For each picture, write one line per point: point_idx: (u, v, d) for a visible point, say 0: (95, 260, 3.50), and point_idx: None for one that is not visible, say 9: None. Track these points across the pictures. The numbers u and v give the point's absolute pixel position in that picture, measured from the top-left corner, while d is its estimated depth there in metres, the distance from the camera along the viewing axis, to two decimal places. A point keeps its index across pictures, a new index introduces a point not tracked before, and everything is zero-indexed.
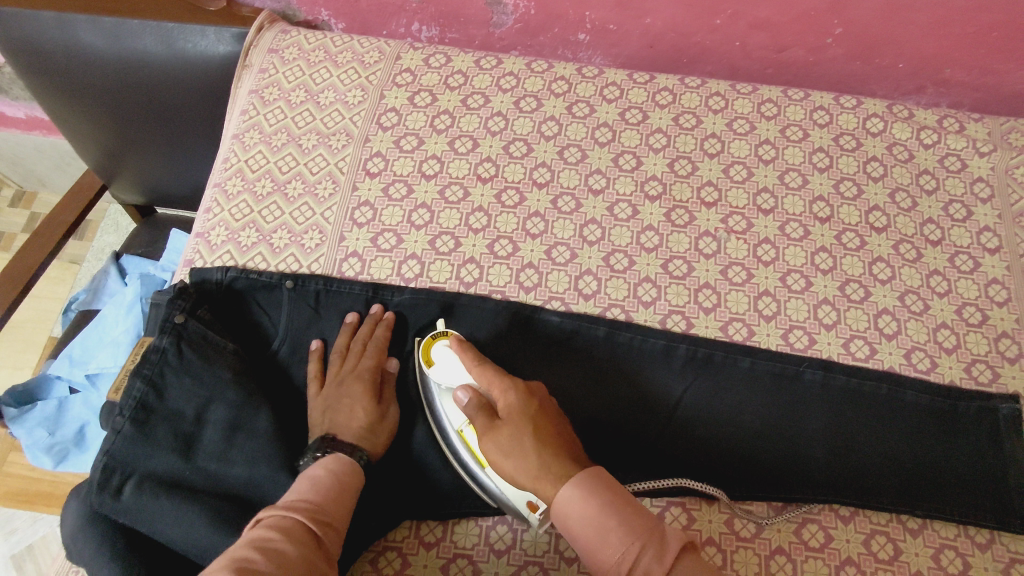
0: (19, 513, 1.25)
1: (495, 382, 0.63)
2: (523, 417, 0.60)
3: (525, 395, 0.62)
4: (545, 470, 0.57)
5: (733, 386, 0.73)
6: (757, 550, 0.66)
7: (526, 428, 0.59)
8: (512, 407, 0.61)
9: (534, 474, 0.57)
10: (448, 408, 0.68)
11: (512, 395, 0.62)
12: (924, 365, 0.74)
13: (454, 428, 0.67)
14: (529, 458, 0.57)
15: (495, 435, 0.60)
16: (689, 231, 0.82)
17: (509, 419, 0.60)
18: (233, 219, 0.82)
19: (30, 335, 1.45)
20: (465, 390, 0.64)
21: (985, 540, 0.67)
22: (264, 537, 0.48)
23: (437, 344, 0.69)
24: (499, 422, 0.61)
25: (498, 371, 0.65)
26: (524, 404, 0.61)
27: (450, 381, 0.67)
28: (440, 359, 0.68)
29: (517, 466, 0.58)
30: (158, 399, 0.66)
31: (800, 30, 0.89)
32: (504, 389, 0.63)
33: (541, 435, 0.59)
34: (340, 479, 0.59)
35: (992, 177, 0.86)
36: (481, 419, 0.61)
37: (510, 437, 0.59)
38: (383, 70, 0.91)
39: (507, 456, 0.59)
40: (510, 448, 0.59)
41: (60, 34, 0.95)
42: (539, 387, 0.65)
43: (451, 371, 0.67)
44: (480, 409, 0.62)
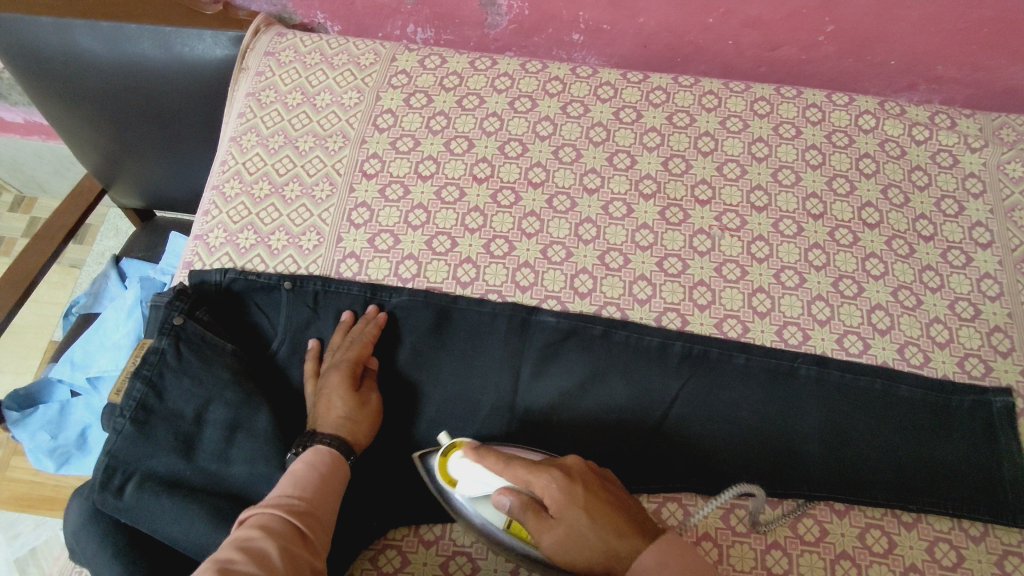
0: (22, 517, 1.25)
1: (533, 476, 0.57)
2: (576, 512, 0.55)
3: (567, 483, 0.56)
4: (615, 553, 0.54)
5: (729, 382, 0.74)
6: (753, 545, 0.66)
7: (583, 524, 0.55)
8: (558, 502, 0.55)
9: (602, 558, 0.55)
10: (486, 511, 0.62)
11: (553, 486, 0.56)
12: (917, 360, 0.75)
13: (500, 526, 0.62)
14: (596, 547, 0.55)
15: (553, 531, 0.55)
16: (683, 229, 0.82)
17: (561, 517, 0.55)
18: (231, 221, 0.82)
19: (32, 340, 1.46)
20: (505, 494, 0.57)
21: (978, 533, 0.67)
22: (246, 536, 0.49)
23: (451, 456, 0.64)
24: (551, 518, 0.56)
25: (528, 462, 0.58)
26: (571, 494, 0.55)
27: (477, 489, 0.61)
28: (460, 472, 0.62)
29: (585, 554, 0.55)
30: (158, 400, 0.67)
31: (791, 28, 0.90)
32: (543, 484, 0.56)
33: (601, 519, 0.55)
34: (323, 469, 0.59)
35: (984, 173, 0.86)
36: (531, 520, 0.56)
37: (569, 534, 0.55)
38: (379, 72, 0.92)
39: (573, 550, 0.55)
40: (573, 544, 0.55)
41: (59, 39, 0.95)
42: (573, 460, 0.59)
43: (476, 482, 0.61)
44: (527, 507, 0.57)
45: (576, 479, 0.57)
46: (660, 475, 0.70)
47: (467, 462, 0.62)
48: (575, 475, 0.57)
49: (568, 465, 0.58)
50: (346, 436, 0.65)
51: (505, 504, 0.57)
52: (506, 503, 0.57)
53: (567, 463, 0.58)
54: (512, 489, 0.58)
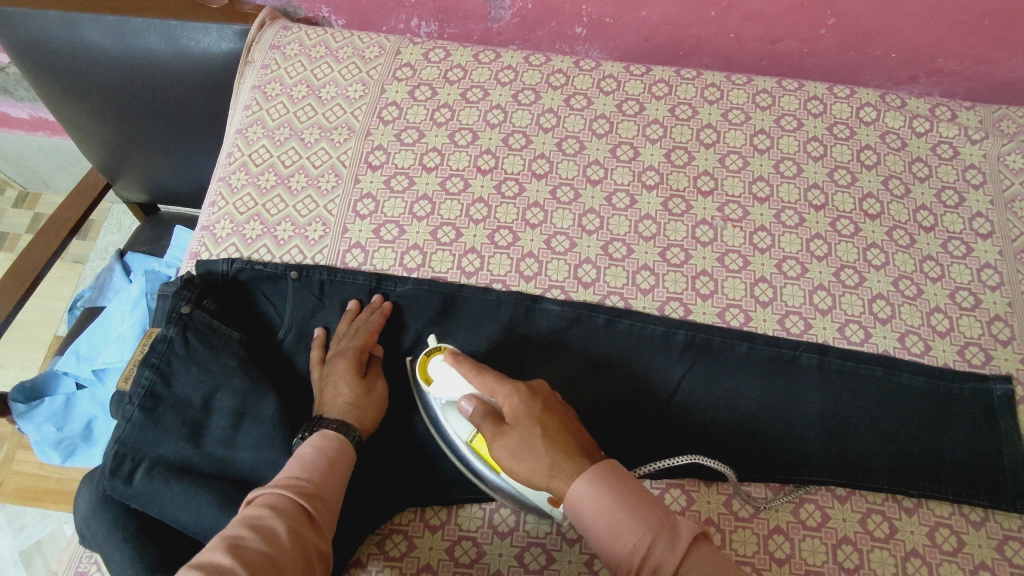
0: (27, 509, 1.26)
1: (497, 386, 0.61)
2: (528, 419, 0.58)
3: (527, 396, 0.59)
4: (558, 469, 0.55)
5: (731, 370, 0.75)
6: (756, 530, 0.67)
7: (532, 434, 0.57)
8: (516, 411, 0.59)
9: (547, 474, 0.55)
10: (454, 420, 0.66)
11: (514, 397, 0.59)
12: (917, 348, 0.76)
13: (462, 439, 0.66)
14: (541, 461, 0.55)
15: (503, 440, 0.58)
16: (686, 219, 0.83)
17: (516, 424, 0.58)
18: (238, 212, 0.83)
19: (36, 335, 1.46)
20: (469, 400, 0.62)
21: (979, 518, 0.68)
22: (255, 515, 0.49)
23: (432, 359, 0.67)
24: (506, 428, 0.59)
25: (498, 375, 0.62)
26: (529, 406, 0.59)
27: (449, 393, 0.65)
28: (439, 372, 0.65)
29: (531, 469, 0.56)
30: (166, 386, 0.68)
31: (793, 21, 0.90)
32: (505, 394, 0.60)
33: (552, 436, 0.57)
34: (330, 452, 0.60)
35: (984, 164, 0.87)
36: (489, 426, 0.60)
37: (519, 442, 0.57)
38: (384, 64, 0.93)
39: (517, 460, 0.57)
40: (521, 454, 0.57)
41: (66, 33, 0.96)
42: (542, 384, 0.63)
43: (449, 384, 0.65)
44: (487, 415, 0.60)
45: (540, 398, 0.60)
46: (664, 462, 0.70)
47: (446, 365, 0.65)
48: (540, 395, 0.61)
49: (536, 387, 0.62)
50: (354, 422, 0.66)
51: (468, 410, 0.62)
52: (469, 410, 0.62)
53: (535, 385, 0.62)
54: (477, 399, 0.62)
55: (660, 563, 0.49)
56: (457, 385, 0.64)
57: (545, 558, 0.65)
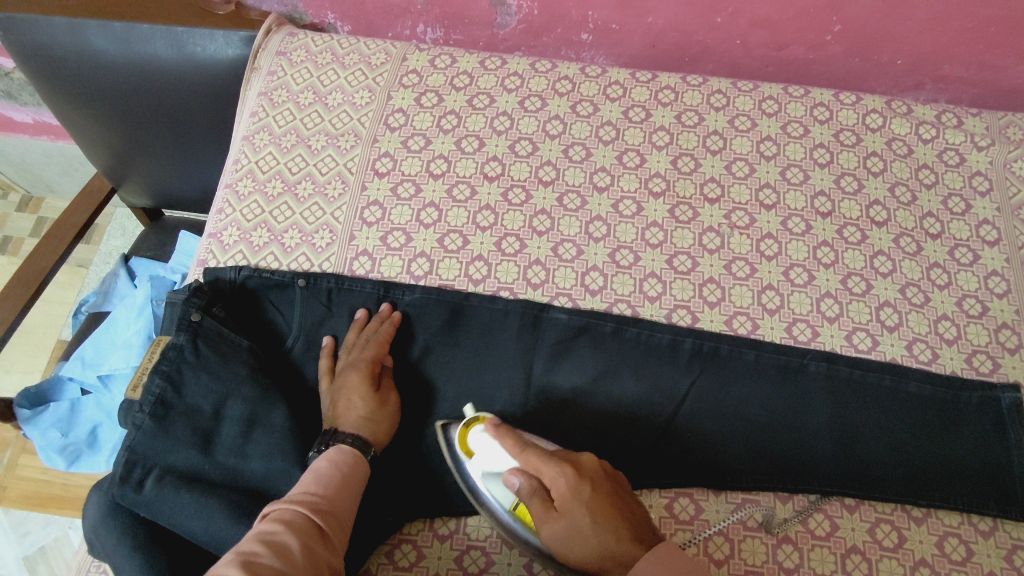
0: (31, 515, 1.26)
1: (544, 466, 0.58)
2: (577, 507, 0.56)
3: (575, 478, 0.57)
4: (611, 557, 0.54)
5: (739, 379, 0.75)
6: (764, 540, 0.67)
7: (583, 521, 0.55)
8: (564, 495, 0.56)
9: (598, 560, 0.55)
10: (497, 491, 0.63)
11: (561, 479, 0.57)
12: (925, 357, 0.76)
13: (506, 508, 0.63)
14: (593, 548, 0.55)
15: (551, 524, 0.56)
16: (693, 226, 0.83)
17: (564, 510, 0.56)
18: (245, 219, 0.83)
19: (40, 340, 1.46)
20: (515, 474, 0.59)
21: (988, 527, 0.68)
22: (268, 530, 0.49)
23: (472, 429, 0.65)
24: (554, 512, 0.57)
25: (542, 451, 0.59)
26: (577, 489, 0.56)
27: (493, 463, 0.63)
28: (479, 444, 0.64)
29: (581, 553, 0.56)
30: (177, 395, 0.68)
31: (799, 28, 0.90)
32: (552, 476, 0.58)
33: (603, 521, 0.55)
34: (345, 468, 0.60)
35: (991, 172, 0.87)
36: (536, 506, 0.58)
37: (568, 530, 0.56)
38: (390, 71, 0.93)
39: (566, 546, 0.56)
40: (570, 541, 0.56)
41: (72, 40, 0.96)
42: (589, 458, 0.60)
43: (492, 457, 0.63)
44: (534, 495, 0.58)
45: (588, 479, 0.57)
46: (671, 471, 0.70)
47: (486, 437, 0.63)
48: (587, 472, 0.58)
49: (582, 462, 0.59)
50: (368, 435, 0.66)
51: (515, 485, 0.59)
52: (514, 485, 0.59)
53: (582, 461, 0.59)
54: (523, 473, 0.60)
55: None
56: (500, 457, 0.63)
57: None
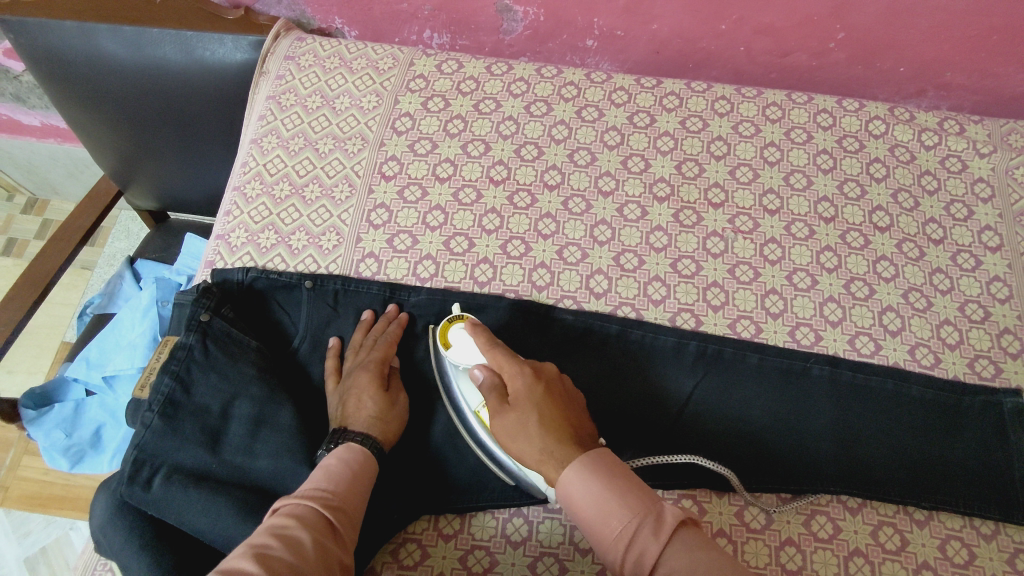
0: (33, 515, 1.26)
1: (506, 363, 0.64)
2: (527, 401, 0.60)
3: (531, 378, 0.62)
4: (549, 455, 0.56)
5: (743, 382, 0.75)
6: (768, 542, 0.67)
7: (528, 415, 0.59)
8: (519, 390, 0.61)
9: (538, 458, 0.57)
10: (466, 388, 0.69)
11: (519, 378, 0.62)
12: (927, 361, 0.76)
13: (470, 408, 0.68)
14: (534, 445, 0.57)
15: (502, 416, 0.61)
16: (697, 231, 0.84)
17: (516, 403, 0.61)
18: (253, 221, 0.84)
19: (43, 341, 1.47)
20: (481, 368, 0.65)
21: (990, 531, 0.68)
22: (281, 524, 0.50)
23: (452, 326, 0.70)
24: (507, 405, 0.61)
25: (509, 353, 0.65)
26: (531, 388, 0.61)
27: (465, 360, 0.68)
28: (458, 340, 0.69)
29: (523, 448, 0.58)
30: (185, 394, 0.68)
31: (803, 35, 0.91)
32: (512, 373, 0.63)
33: (548, 420, 0.58)
34: (355, 466, 0.60)
35: (993, 178, 0.88)
36: (493, 398, 0.63)
37: (514, 420, 0.59)
38: (397, 75, 0.94)
39: (511, 437, 0.59)
40: (515, 432, 0.59)
41: (83, 44, 0.97)
42: (551, 370, 0.65)
43: (466, 352, 0.68)
44: (492, 389, 0.63)
45: (543, 382, 0.62)
46: (675, 471, 0.71)
47: (466, 334, 0.68)
48: (544, 377, 0.63)
49: (543, 370, 0.64)
50: (378, 435, 0.66)
51: (479, 377, 0.65)
52: (479, 377, 0.65)
53: (543, 369, 0.65)
54: (488, 369, 0.65)
55: (643, 552, 0.48)
56: (473, 354, 0.68)
57: (557, 568, 0.65)
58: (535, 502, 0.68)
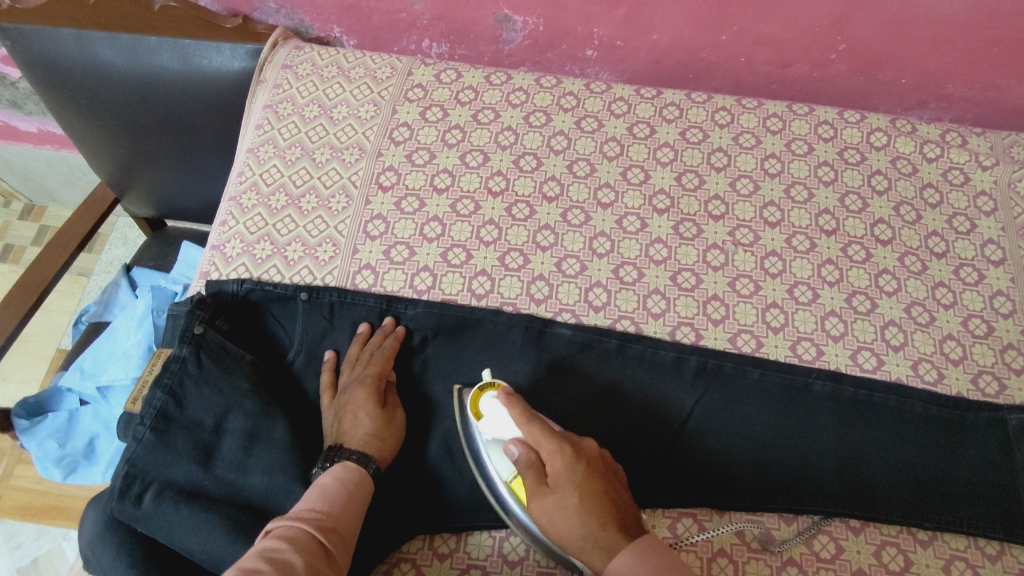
0: (25, 526, 1.25)
1: (543, 440, 0.60)
2: (568, 485, 0.57)
3: (571, 458, 0.58)
4: (592, 542, 0.55)
5: (743, 398, 0.74)
6: (769, 562, 0.66)
7: (569, 500, 0.56)
8: (559, 471, 0.58)
9: (579, 544, 0.55)
10: (497, 459, 0.65)
11: (558, 457, 0.59)
12: (931, 377, 0.75)
13: (501, 479, 0.64)
14: (575, 531, 0.55)
15: (540, 498, 0.58)
16: (697, 243, 0.83)
17: (556, 486, 0.57)
18: (248, 231, 0.83)
19: (38, 349, 1.46)
20: (516, 444, 0.61)
21: (995, 551, 0.67)
22: (272, 547, 0.49)
23: (485, 394, 0.66)
24: (545, 487, 0.58)
25: (547, 426, 0.61)
26: (571, 469, 0.58)
27: (498, 431, 0.64)
28: (489, 410, 0.64)
29: (564, 533, 0.56)
30: (178, 408, 0.67)
31: (804, 47, 0.91)
32: (549, 452, 0.59)
33: (591, 506, 0.56)
34: (350, 485, 0.59)
35: (995, 191, 0.87)
36: (530, 478, 0.59)
37: (555, 506, 0.57)
38: (395, 85, 0.93)
39: (551, 521, 0.57)
40: (555, 516, 0.57)
41: (79, 52, 0.98)
42: (589, 445, 0.61)
43: (498, 423, 0.63)
44: (529, 467, 0.60)
45: (585, 461, 0.59)
46: (676, 491, 0.69)
47: (497, 403, 0.64)
48: (585, 454, 0.60)
49: (582, 446, 0.60)
50: (374, 452, 0.65)
51: (514, 453, 0.61)
52: (515, 454, 0.61)
53: (582, 445, 0.61)
54: (524, 444, 0.61)
55: None
56: (507, 426, 0.63)
57: None
58: None
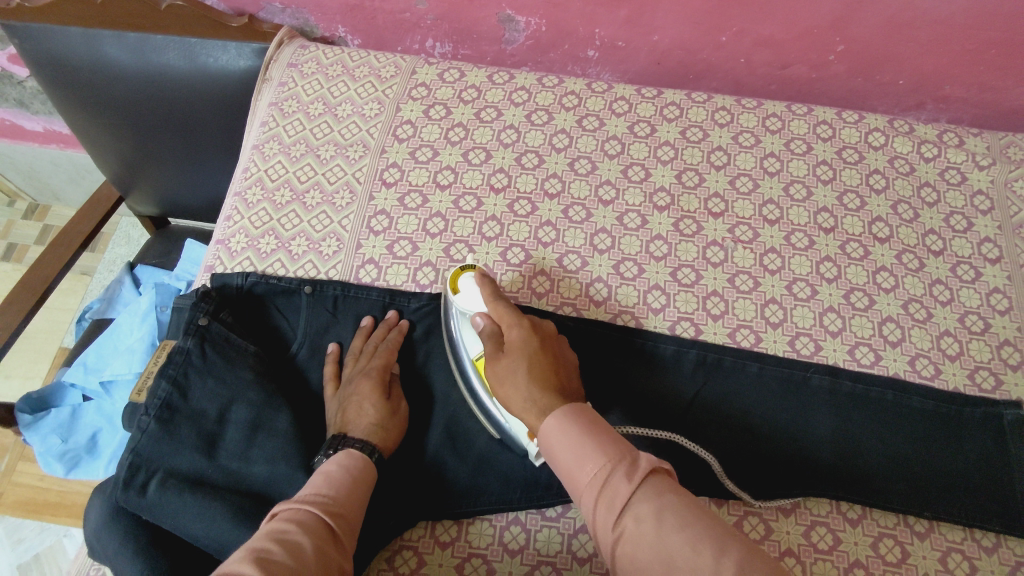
0: (26, 522, 1.25)
1: (505, 315, 0.67)
2: (521, 350, 0.64)
3: (527, 332, 0.65)
4: (533, 403, 0.58)
5: (742, 391, 0.75)
6: (768, 552, 0.66)
7: (519, 365, 0.62)
8: (515, 340, 0.65)
9: (522, 404, 0.60)
10: (466, 336, 0.72)
11: (516, 330, 0.66)
12: (928, 372, 0.76)
13: (468, 356, 0.71)
14: (520, 392, 0.60)
15: (495, 362, 0.64)
16: (697, 240, 0.84)
17: (510, 352, 0.64)
18: (253, 226, 0.84)
19: (41, 347, 1.47)
20: (482, 316, 0.68)
21: (991, 543, 0.68)
22: (281, 529, 0.49)
23: (463, 274, 0.73)
24: (501, 354, 0.65)
25: (510, 307, 0.68)
26: (526, 341, 0.64)
27: (468, 308, 0.71)
28: (466, 289, 0.72)
29: (509, 393, 0.61)
30: (182, 399, 0.68)
31: (802, 48, 0.92)
32: (510, 325, 0.66)
33: (535, 370, 0.61)
34: (355, 472, 0.60)
35: (992, 190, 0.88)
36: (490, 346, 0.66)
37: (506, 368, 0.63)
38: (399, 84, 0.94)
39: (500, 383, 0.63)
40: (505, 379, 0.62)
41: (87, 50, 0.99)
42: (548, 326, 0.68)
43: (471, 300, 0.71)
44: (490, 337, 0.67)
45: (540, 337, 0.65)
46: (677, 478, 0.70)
47: (473, 284, 0.72)
48: (540, 332, 0.66)
49: (540, 326, 0.68)
50: (378, 442, 0.66)
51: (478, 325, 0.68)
52: (479, 325, 0.68)
53: (540, 325, 0.68)
54: (489, 318, 0.68)
55: (616, 493, 0.49)
56: (477, 303, 0.71)
57: None
58: (532, 508, 0.67)
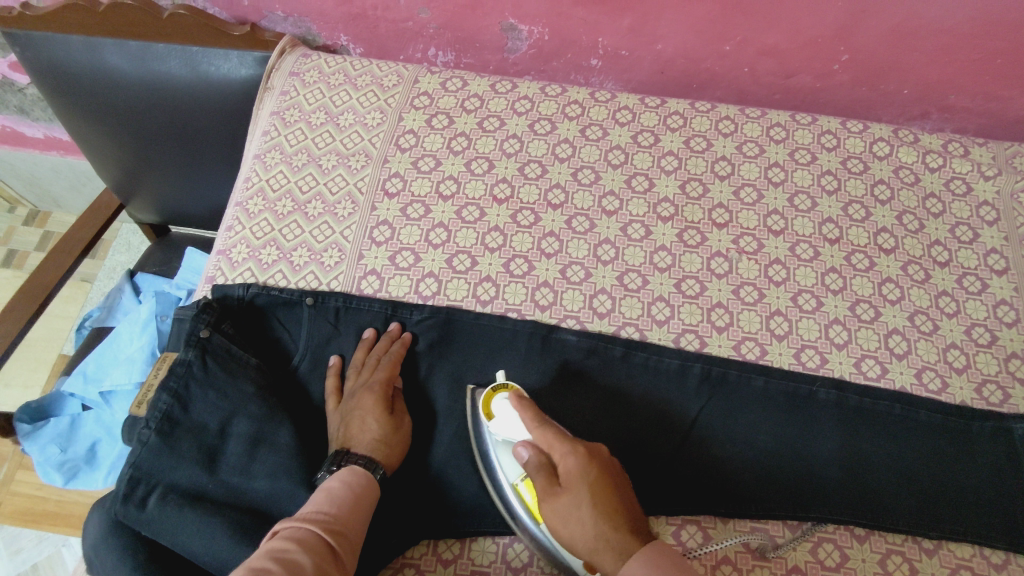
0: (24, 532, 1.24)
1: (556, 443, 0.59)
2: (583, 486, 0.56)
3: (585, 461, 0.58)
4: (606, 542, 0.54)
5: (747, 407, 0.74)
6: (774, 570, 0.65)
7: (584, 503, 0.55)
8: (572, 473, 0.57)
9: (592, 545, 0.54)
10: (506, 460, 0.65)
11: (572, 460, 0.58)
12: (935, 385, 0.75)
13: (508, 480, 0.64)
14: (587, 532, 0.55)
15: (553, 500, 0.57)
16: (701, 251, 0.83)
17: (569, 487, 0.57)
18: (254, 237, 0.83)
19: (41, 355, 1.46)
20: (526, 447, 0.61)
21: (1000, 561, 0.67)
22: (281, 547, 0.49)
23: (497, 395, 0.66)
24: (559, 489, 0.57)
25: (560, 431, 0.60)
26: (585, 472, 0.57)
27: (509, 433, 0.64)
28: (500, 411, 0.64)
29: (575, 534, 0.55)
30: (183, 412, 0.67)
31: (807, 57, 0.92)
32: (563, 453, 0.59)
33: (602, 507, 0.55)
34: (357, 489, 0.59)
35: (997, 201, 0.87)
36: (542, 480, 0.58)
37: (569, 507, 0.56)
38: (402, 93, 0.94)
39: (564, 523, 0.56)
40: (568, 519, 0.56)
41: (88, 58, 0.98)
42: (601, 451, 0.60)
43: (509, 425, 0.63)
44: (540, 469, 0.59)
45: (599, 466, 0.58)
46: (680, 497, 0.69)
47: (508, 404, 0.64)
48: (597, 459, 0.59)
49: (594, 450, 0.60)
50: (381, 458, 0.65)
51: (523, 456, 0.61)
52: (524, 455, 0.61)
53: (593, 448, 0.60)
54: (534, 448, 0.61)
55: None
56: (516, 429, 0.63)
57: None
58: None
